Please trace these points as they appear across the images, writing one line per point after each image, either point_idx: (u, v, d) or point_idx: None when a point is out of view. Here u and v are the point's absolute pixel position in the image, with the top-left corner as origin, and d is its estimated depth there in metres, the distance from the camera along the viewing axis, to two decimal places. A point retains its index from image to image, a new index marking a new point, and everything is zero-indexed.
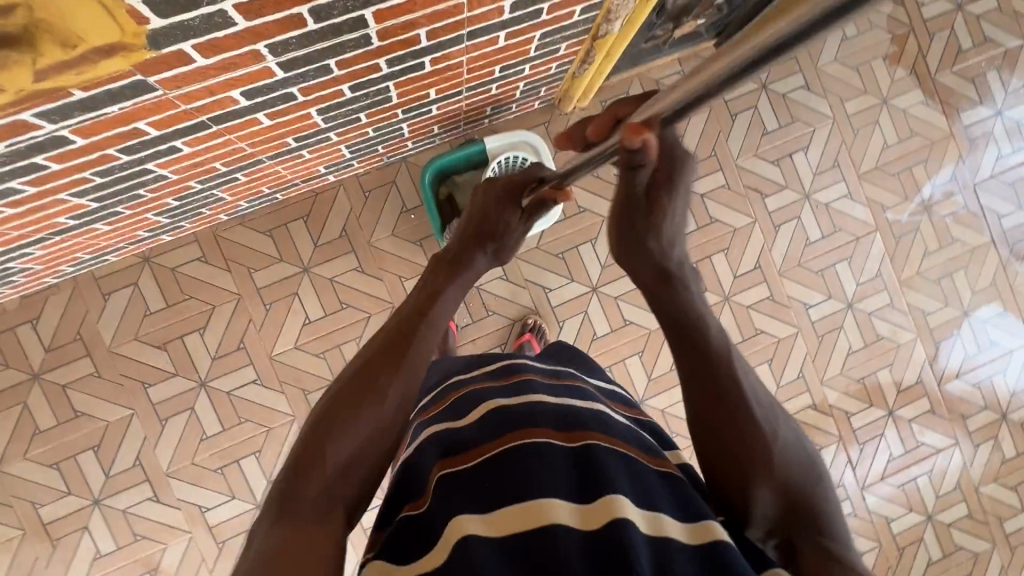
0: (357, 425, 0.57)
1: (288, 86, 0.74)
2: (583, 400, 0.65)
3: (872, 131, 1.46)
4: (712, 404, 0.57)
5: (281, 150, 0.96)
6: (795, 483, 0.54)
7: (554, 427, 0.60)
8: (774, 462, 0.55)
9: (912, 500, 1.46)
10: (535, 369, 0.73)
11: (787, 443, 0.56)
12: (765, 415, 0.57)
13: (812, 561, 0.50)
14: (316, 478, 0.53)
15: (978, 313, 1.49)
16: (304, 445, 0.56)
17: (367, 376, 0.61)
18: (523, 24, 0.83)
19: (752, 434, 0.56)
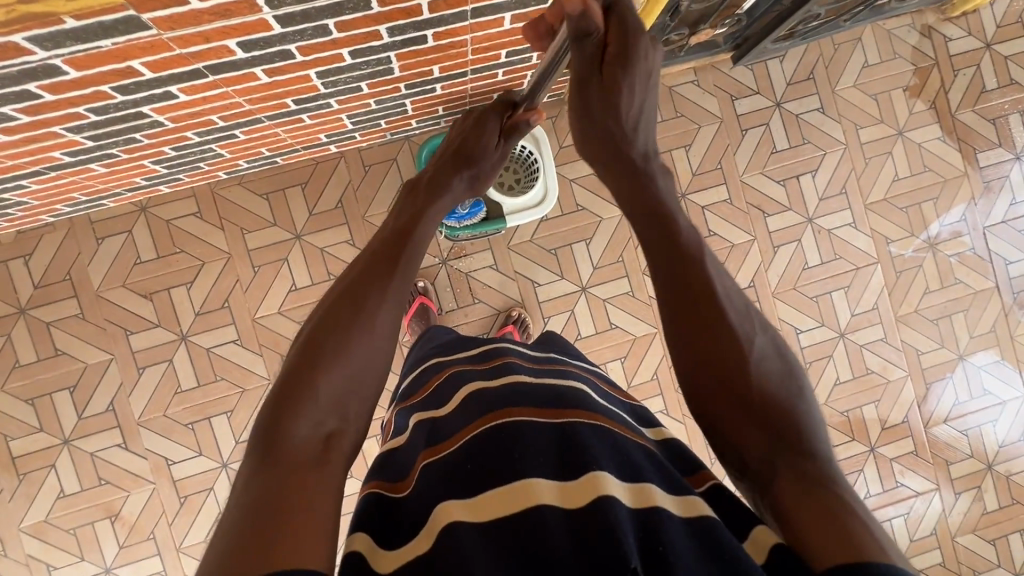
0: (346, 354, 0.57)
1: (286, 43, 0.74)
2: (563, 381, 0.66)
3: (884, 162, 1.43)
4: (683, 309, 0.56)
5: (280, 111, 0.97)
6: (774, 397, 0.52)
7: (534, 404, 0.60)
8: (749, 371, 0.52)
9: None
10: (518, 355, 0.74)
11: (763, 353, 0.54)
12: (742, 323, 0.55)
13: (787, 483, 0.48)
14: (305, 415, 0.53)
15: (973, 358, 1.45)
16: (287, 382, 0.55)
17: (352, 302, 0.60)
18: (529, 7, 0.82)
19: (730, 349, 0.53)
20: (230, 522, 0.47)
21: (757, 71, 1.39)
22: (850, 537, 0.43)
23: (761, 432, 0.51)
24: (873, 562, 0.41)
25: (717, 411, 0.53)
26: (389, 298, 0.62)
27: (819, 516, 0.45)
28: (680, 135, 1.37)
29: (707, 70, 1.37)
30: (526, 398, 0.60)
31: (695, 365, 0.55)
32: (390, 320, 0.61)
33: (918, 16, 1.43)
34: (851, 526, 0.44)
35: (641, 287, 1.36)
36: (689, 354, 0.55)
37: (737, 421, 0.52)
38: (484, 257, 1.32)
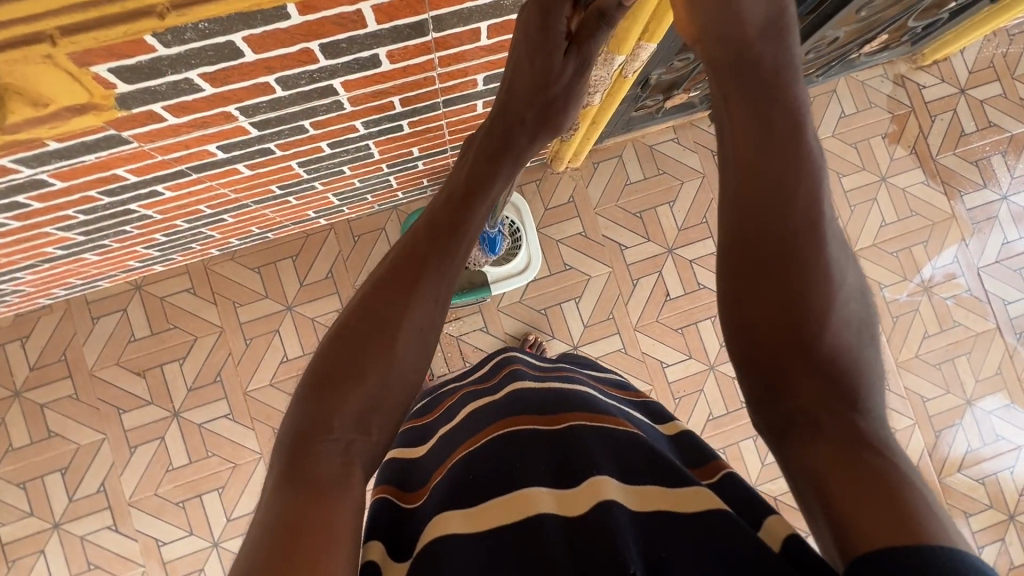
0: (366, 372, 0.51)
1: (265, 142, 0.77)
2: (568, 383, 0.63)
3: (869, 208, 1.44)
4: (769, 234, 0.45)
5: (266, 196, 1.00)
6: (846, 343, 0.44)
7: (535, 410, 0.58)
8: (828, 306, 0.44)
9: None
10: (526, 364, 0.71)
11: (851, 290, 0.45)
12: (833, 254, 0.45)
13: (825, 449, 0.42)
14: (324, 438, 0.48)
15: (981, 402, 1.41)
16: (306, 397, 0.50)
17: (377, 307, 0.54)
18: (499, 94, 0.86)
19: (811, 286, 0.44)
20: (243, 547, 0.42)
21: None
22: (912, 519, 0.35)
23: (818, 382, 0.43)
24: (929, 541, 0.34)
25: (774, 354, 0.45)
26: (425, 292, 0.55)
27: (864, 488, 0.38)
28: (664, 191, 1.39)
29: (686, 128, 1.40)
30: (529, 403, 0.59)
31: (768, 306, 0.45)
32: (421, 319, 0.54)
33: (890, 67, 1.47)
34: (909, 499, 0.37)
35: (633, 344, 1.35)
36: (765, 285, 0.45)
37: (796, 360, 0.44)
38: (474, 319, 1.32)
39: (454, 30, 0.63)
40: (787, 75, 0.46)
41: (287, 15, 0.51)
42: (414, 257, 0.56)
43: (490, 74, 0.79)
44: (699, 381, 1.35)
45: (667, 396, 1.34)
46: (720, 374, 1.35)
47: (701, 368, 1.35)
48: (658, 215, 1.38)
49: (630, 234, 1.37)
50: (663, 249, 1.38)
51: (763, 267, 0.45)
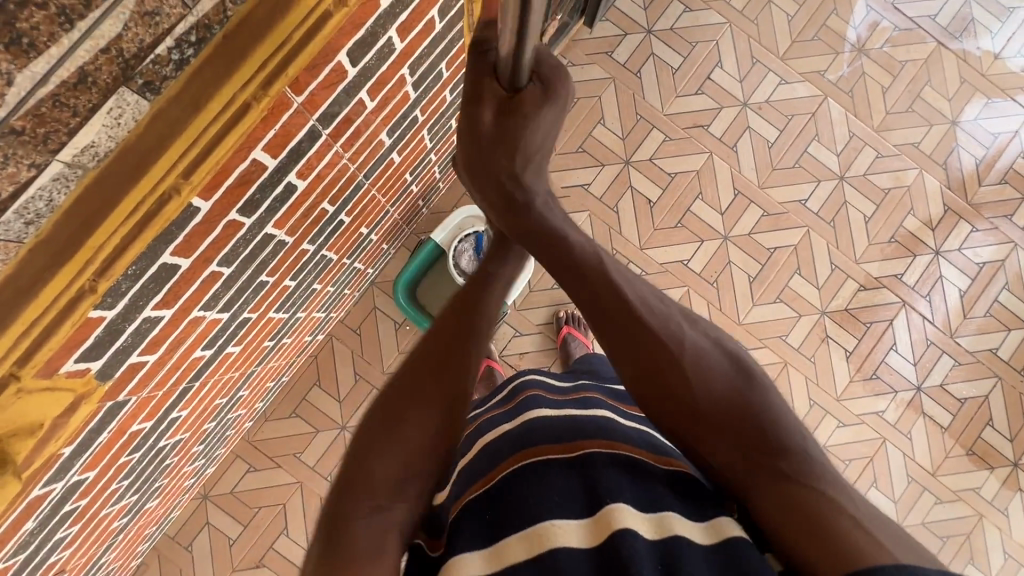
0: (407, 432, 0.52)
1: (239, 314, 0.75)
2: (589, 410, 0.60)
3: (770, 14, 1.42)
4: (619, 328, 0.56)
5: (265, 354, 0.98)
6: (727, 397, 0.51)
7: (553, 440, 0.56)
8: (685, 368, 0.53)
9: (1005, 319, 1.40)
10: (542, 390, 0.67)
11: (696, 345, 0.54)
12: (667, 328, 0.55)
13: (766, 494, 0.47)
14: (367, 502, 0.48)
15: (965, 115, 1.43)
16: (350, 462, 0.51)
17: (414, 377, 0.56)
18: (406, 135, 0.83)
19: (672, 357, 0.53)
20: None
21: (613, 17, 1.39)
22: (846, 549, 0.42)
23: (725, 437, 0.50)
24: (869, 566, 0.40)
25: (690, 429, 0.52)
26: (458, 374, 0.57)
27: (804, 530, 0.44)
28: (590, 115, 1.37)
29: (572, 48, 1.38)
30: (547, 432, 0.57)
31: (645, 386, 0.54)
32: (450, 390, 0.56)
33: None
34: (847, 536, 0.43)
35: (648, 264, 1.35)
36: (634, 369, 0.55)
37: (701, 429, 0.51)
38: (503, 331, 1.32)
39: (340, 116, 0.61)
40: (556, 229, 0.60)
41: (197, 209, 0.49)
42: (443, 346, 0.58)
43: (391, 125, 0.76)
44: (722, 256, 1.36)
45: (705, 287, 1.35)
46: (736, 239, 1.37)
47: (716, 244, 1.37)
48: (598, 138, 1.37)
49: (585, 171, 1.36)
50: (620, 165, 1.37)
51: (639, 348, 0.55)
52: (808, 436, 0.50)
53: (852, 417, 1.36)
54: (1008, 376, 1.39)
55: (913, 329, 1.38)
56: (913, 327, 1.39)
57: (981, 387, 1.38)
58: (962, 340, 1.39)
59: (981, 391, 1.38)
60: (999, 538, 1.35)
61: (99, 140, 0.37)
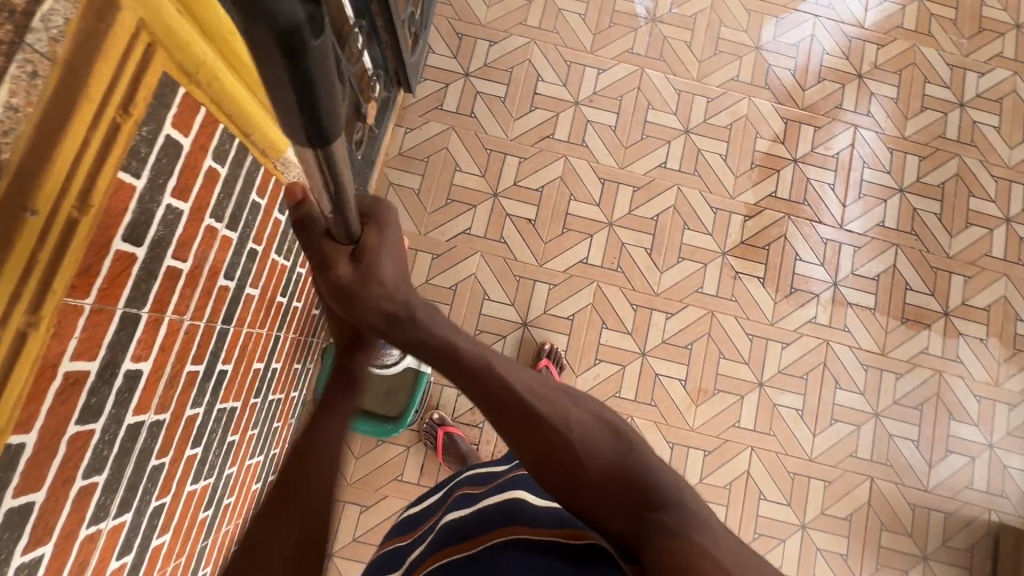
0: None
1: (147, 505, 0.74)
2: (505, 494, 0.61)
3: (564, 19, 1.53)
4: (502, 411, 0.56)
5: (208, 525, 0.95)
6: (612, 462, 0.51)
7: (463, 538, 0.59)
8: (567, 443, 0.52)
9: (878, 193, 1.50)
10: (475, 485, 0.69)
11: (577, 419, 0.54)
12: (548, 407, 0.55)
13: (654, 546, 0.45)
14: None
15: (765, 39, 1.56)
16: None
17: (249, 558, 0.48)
18: (252, 269, 0.85)
19: (554, 432, 0.53)
20: None
21: (430, 75, 1.47)
22: None
23: (614, 501, 0.49)
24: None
25: (576, 498, 0.50)
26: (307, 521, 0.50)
27: None
28: (445, 167, 1.43)
29: (405, 115, 1.44)
30: (461, 533, 0.59)
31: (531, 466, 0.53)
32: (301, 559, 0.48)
33: None
34: None
35: (552, 276, 1.39)
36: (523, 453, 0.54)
37: (586, 494, 0.50)
38: (447, 395, 1.32)
39: (154, 289, 0.62)
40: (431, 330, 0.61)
41: (20, 444, 0.49)
42: (250, 556, 0.48)
43: (227, 269, 0.78)
44: (615, 241, 1.42)
45: (612, 275, 1.40)
46: (621, 221, 1.43)
47: (605, 233, 1.42)
48: (461, 184, 1.42)
49: (462, 218, 1.41)
50: (491, 199, 1.42)
51: (519, 427, 0.54)
52: (683, 489, 0.50)
53: (791, 334, 1.42)
54: (905, 239, 1.47)
55: (806, 234, 1.47)
56: (805, 233, 1.47)
57: (886, 259, 1.46)
58: (852, 226, 1.48)
59: (889, 263, 1.46)
60: (964, 385, 1.41)
61: None
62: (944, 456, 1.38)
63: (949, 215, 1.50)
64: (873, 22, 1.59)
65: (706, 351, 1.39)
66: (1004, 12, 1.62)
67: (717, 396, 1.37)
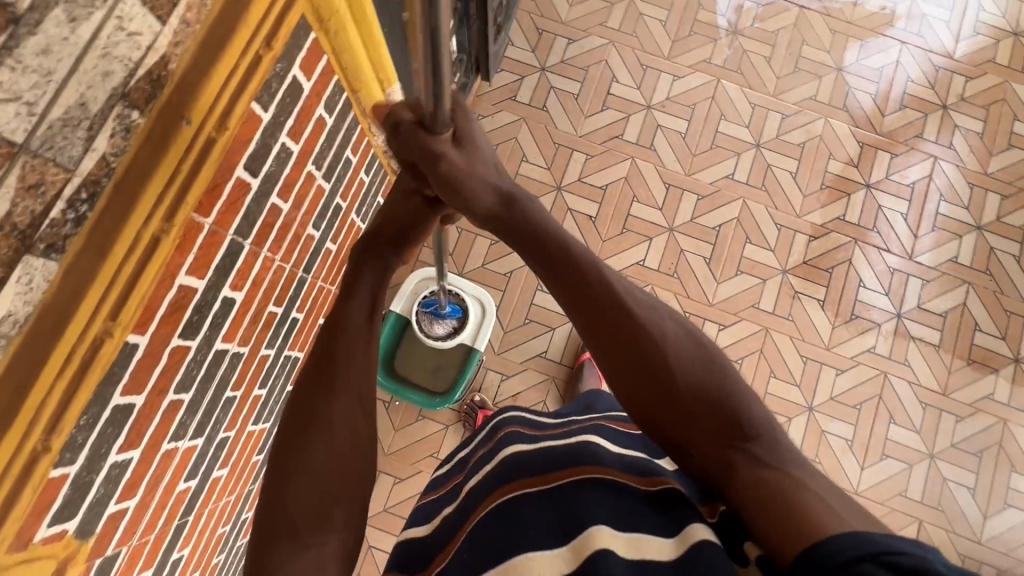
0: (311, 463, 0.54)
1: (216, 434, 0.76)
2: (571, 436, 0.61)
3: (644, 24, 1.54)
4: (603, 322, 0.60)
5: (257, 469, 0.98)
6: (708, 387, 0.55)
7: (533, 475, 0.58)
8: (666, 362, 0.57)
9: (954, 227, 1.44)
10: (524, 421, 0.68)
11: (674, 339, 0.58)
12: (647, 325, 0.58)
13: (744, 481, 0.51)
14: (292, 536, 0.51)
15: (847, 60, 1.54)
16: (265, 492, 0.54)
17: (303, 408, 0.57)
18: (335, 224, 0.88)
19: (650, 350, 0.57)
20: None
21: (507, 66, 1.50)
22: (816, 516, 0.45)
23: (707, 425, 0.54)
24: (823, 537, 0.44)
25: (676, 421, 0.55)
26: (351, 377, 0.59)
27: (779, 509, 0.47)
28: (512, 156, 1.45)
29: (478, 102, 1.48)
30: (523, 466, 0.59)
31: (627, 377, 0.58)
32: (347, 408, 0.58)
33: None
34: (812, 508, 0.46)
35: None
36: (623, 369, 0.58)
37: (681, 420, 0.55)
38: (490, 379, 1.33)
39: (258, 223, 0.65)
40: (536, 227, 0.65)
41: (135, 345, 0.52)
42: (304, 408, 0.57)
43: (315, 218, 0.81)
44: (673, 247, 1.41)
45: (667, 280, 1.39)
46: (682, 228, 1.42)
47: (665, 237, 1.41)
48: (526, 174, 1.44)
49: None
50: (554, 192, 1.43)
51: (617, 344, 0.59)
52: (774, 425, 0.55)
53: (847, 361, 1.37)
54: (979, 278, 1.41)
55: (872, 261, 1.42)
56: (872, 260, 1.43)
57: (956, 296, 1.40)
58: (922, 258, 1.43)
59: (959, 301, 1.40)
60: None
61: (15, 307, 0.40)
62: (1001, 509, 1.30)
63: None
64: (963, 54, 1.55)
65: (756, 368, 1.36)
66: None
67: None
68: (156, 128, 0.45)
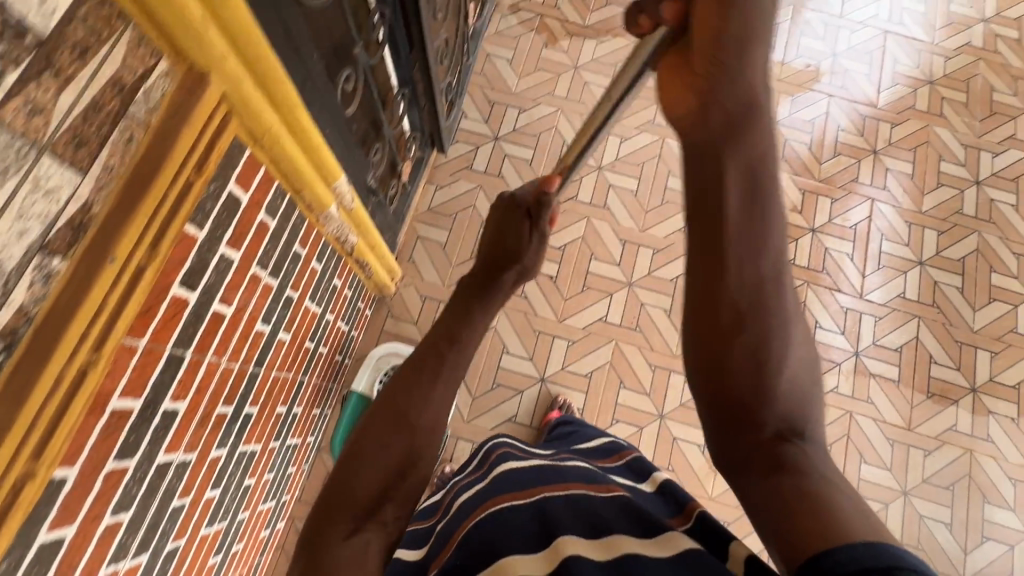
0: (392, 444, 0.62)
1: (164, 546, 0.74)
2: (552, 466, 0.70)
3: (590, 91, 1.63)
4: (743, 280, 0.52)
5: (216, 571, 0.94)
6: (795, 388, 0.53)
7: (520, 489, 0.63)
8: (776, 345, 0.52)
9: (898, 264, 1.51)
10: (514, 453, 0.78)
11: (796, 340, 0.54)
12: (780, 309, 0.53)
13: (767, 487, 0.51)
14: (357, 493, 0.58)
15: (781, 114, 1.64)
16: (342, 461, 0.61)
17: (399, 403, 0.66)
18: (287, 314, 0.89)
19: (768, 324, 0.52)
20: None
21: (462, 137, 1.56)
22: (838, 525, 0.44)
23: (771, 419, 0.52)
24: (841, 543, 0.42)
25: (751, 400, 0.52)
26: (440, 390, 0.70)
27: (802, 518, 0.47)
28: (472, 223, 1.49)
29: (436, 173, 1.53)
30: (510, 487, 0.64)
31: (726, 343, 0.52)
32: (432, 414, 0.67)
33: (501, 7, 1.70)
34: (839, 516, 0.46)
35: (571, 333, 1.41)
36: (717, 331, 0.53)
37: (755, 401, 0.52)
38: (461, 448, 1.31)
39: (200, 332, 0.66)
40: (731, 152, 0.51)
41: (64, 478, 0.51)
42: (397, 404, 0.66)
43: (264, 314, 0.81)
44: (634, 301, 1.44)
45: (630, 334, 1.42)
46: (640, 282, 1.46)
47: (625, 293, 1.45)
48: None
49: None
50: None
51: (733, 309, 0.52)
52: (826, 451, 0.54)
53: None
54: (928, 311, 1.47)
55: (826, 302, 1.47)
56: (825, 301, 1.48)
57: (909, 330, 1.45)
58: (872, 296, 1.48)
59: (911, 335, 1.45)
60: (996, 466, 1.36)
61: None
62: (980, 543, 1.30)
63: (971, 290, 1.49)
64: (886, 102, 1.67)
65: None
66: (1014, 98, 1.69)
67: None
68: (78, 270, 0.46)
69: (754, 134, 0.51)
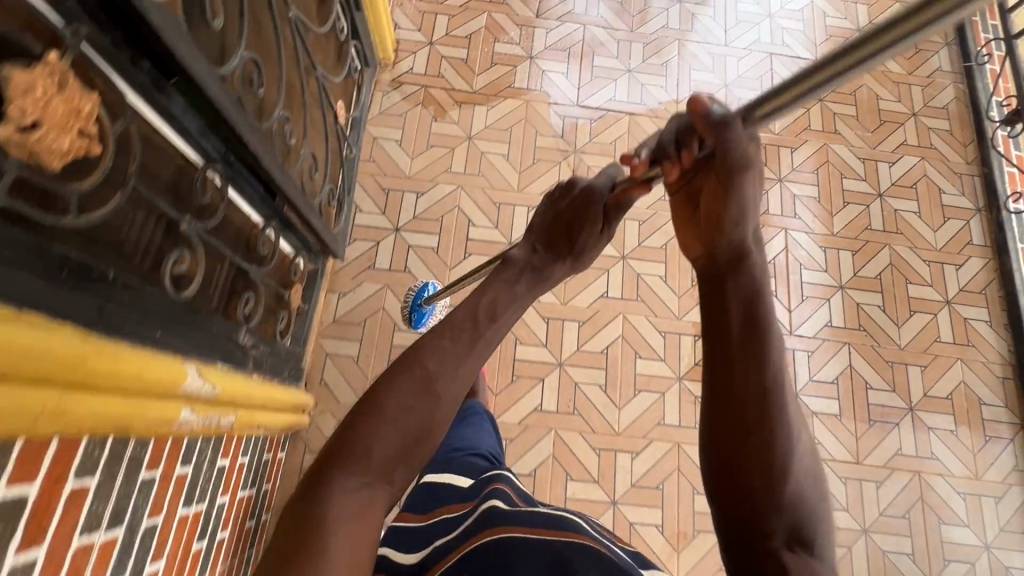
0: (398, 421, 0.51)
1: None
2: (563, 515, 0.64)
3: (488, 161, 1.55)
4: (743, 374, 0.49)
5: None
6: (800, 502, 0.46)
7: (535, 526, 0.59)
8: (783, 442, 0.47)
9: (820, 292, 1.50)
10: (510, 483, 0.74)
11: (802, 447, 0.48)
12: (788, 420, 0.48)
13: None
14: (363, 465, 0.49)
15: None
16: (352, 425, 0.51)
17: (420, 370, 0.53)
18: (151, 545, 0.75)
19: (773, 416, 0.47)
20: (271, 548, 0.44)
21: (360, 234, 1.45)
22: None
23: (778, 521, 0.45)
24: None
25: (756, 497, 0.45)
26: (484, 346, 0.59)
27: None
28: (383, 328, 1.38)
29: (337, 280, 1.41)
30: (523, 519, 0.60)
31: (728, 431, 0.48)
32: (457, 386, 0.55)
33: (381, 85, 1.60)
34: None
35: (507, 431, 1.32)
36: (719, 410, 0.49)
37: (761, 493, 0.46)
38: None
39: None
40: (738, 270, 0.54)
41: None
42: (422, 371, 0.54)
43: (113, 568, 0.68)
44: (567, 382, 1.37)
45: (569, 419, 1.34)
46: (571, 360, 1.39)
47: (557, 375, 1.37)
48: (401, 345, 1.37)
49: None
50: None
51: (734, 403, 0.48)
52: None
53: None
54: (856, 336, 1.47)
55: None
56: None
57: (841, 360, 1.44)
58: (801, 330, 1.47)
59: (844, 364, 1.44)
60: (945, 483, 1.37)
61: None
62: (943, 567, 1.30)
63: (892, 306, 1.51)
64: (782, 128, 1.66)
65: (678, 488, 1.31)
66: (899, 104, 1.73)
67: (698, 538, 1.29)
68: None
69: (756, 274, 0.54)
